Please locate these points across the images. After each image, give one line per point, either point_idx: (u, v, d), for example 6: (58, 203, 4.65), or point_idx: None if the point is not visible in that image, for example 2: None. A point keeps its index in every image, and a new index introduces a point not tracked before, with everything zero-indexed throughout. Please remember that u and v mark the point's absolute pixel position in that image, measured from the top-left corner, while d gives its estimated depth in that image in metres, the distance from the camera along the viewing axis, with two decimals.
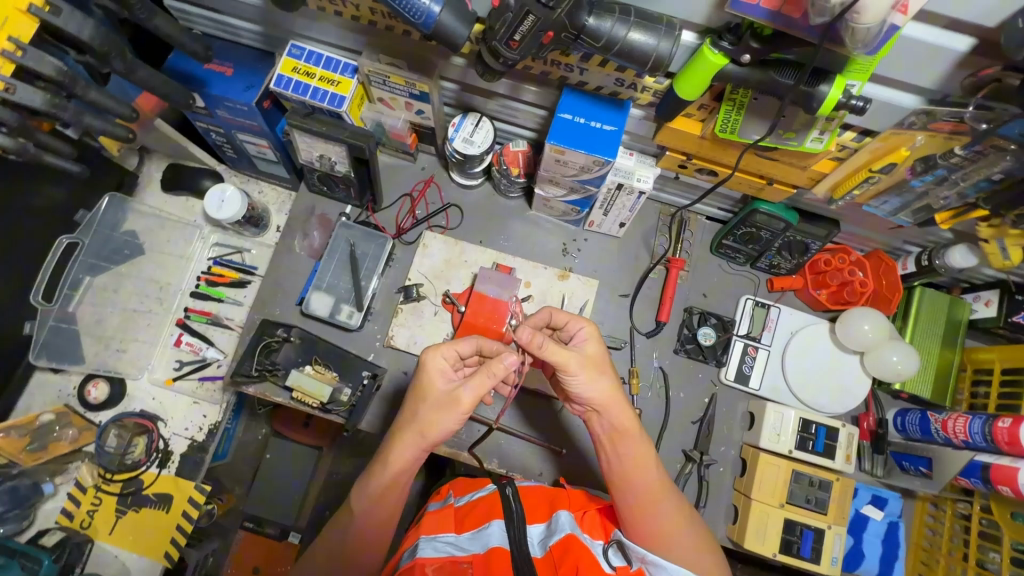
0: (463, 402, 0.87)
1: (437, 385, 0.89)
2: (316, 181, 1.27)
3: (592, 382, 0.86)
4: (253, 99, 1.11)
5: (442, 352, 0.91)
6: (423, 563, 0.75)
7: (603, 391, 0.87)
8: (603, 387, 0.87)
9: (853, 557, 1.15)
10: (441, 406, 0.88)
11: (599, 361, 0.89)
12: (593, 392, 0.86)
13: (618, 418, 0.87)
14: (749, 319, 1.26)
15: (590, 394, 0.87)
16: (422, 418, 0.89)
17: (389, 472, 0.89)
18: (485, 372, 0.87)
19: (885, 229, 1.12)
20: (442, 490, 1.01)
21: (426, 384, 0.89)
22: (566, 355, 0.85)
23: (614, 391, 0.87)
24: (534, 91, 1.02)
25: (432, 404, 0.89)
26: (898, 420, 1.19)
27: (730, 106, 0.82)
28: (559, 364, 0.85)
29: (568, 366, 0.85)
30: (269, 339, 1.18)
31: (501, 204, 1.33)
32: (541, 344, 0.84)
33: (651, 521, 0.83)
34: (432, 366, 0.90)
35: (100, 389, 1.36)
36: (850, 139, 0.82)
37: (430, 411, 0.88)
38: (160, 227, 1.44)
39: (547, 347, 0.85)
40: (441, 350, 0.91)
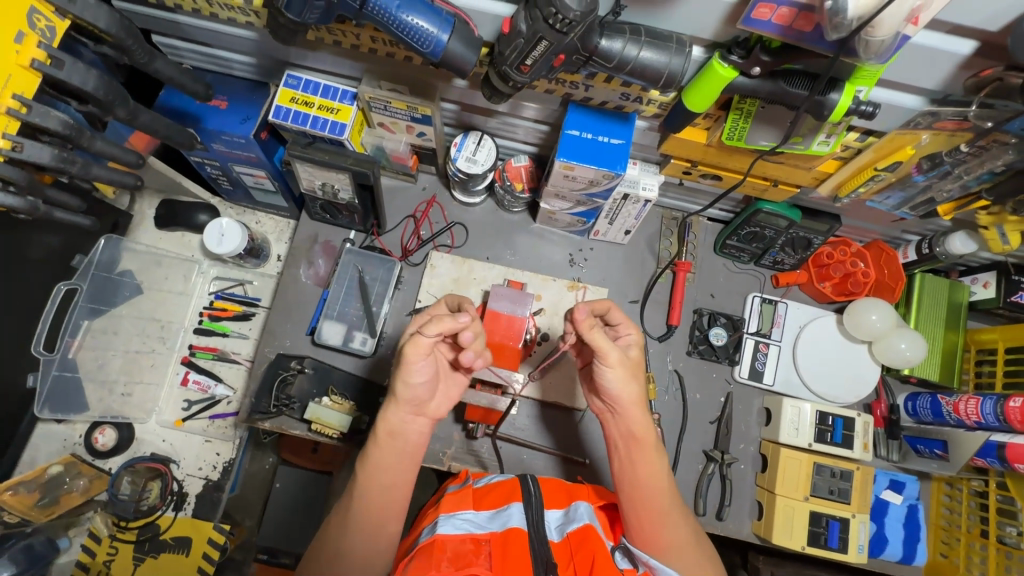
0: (425, 357, 0.82)
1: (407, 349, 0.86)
2: (318, 209, 1.26)
3: (624, 383, 0.83)
4: (250, 131, 1.09)
5: (420, 319, 0.88)
6: (443, 540, 0.75)
7: (630, 395, 0.83)
8: (633, 392, 0.83)
9: (878, 543, 1.17)
10: (412, 367, 0.84)
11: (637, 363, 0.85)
12: (619, 393, 0.83)
13: (636, 424, 0.84)
14: (758, 316, 1.28)
15: (616, 392, 0.83)
16: (397, 384, 0.84)
17: (382, 439, 0.85)
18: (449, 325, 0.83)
19: (886, 221, 1.15)
20: (460, 473, 1.00)
21: (403, 351, 0.87)
22: (609, 348, 0.81)
23: (641, 397, 0.84)
24: (536, 108, 1.03)
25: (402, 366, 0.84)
26: (909, 404, 1.21)
27: (737, 115, 0.83)
28: (600, 352, 0.81)
29: (607, 357, 0.81)
30: (285, 373, 1.18)
31: (504, 219, 1.33)
32: (588, 331, 0.81)
33: (654, 529, 0.82)
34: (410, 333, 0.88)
35: (107, 435, 1.32)
36: (854, 138, 0.84)
37: (403, 374, 0.84)
38: (157, 263, 1.39)
39: (595, 336, 0.81)
40: (418, 316, 0.88)
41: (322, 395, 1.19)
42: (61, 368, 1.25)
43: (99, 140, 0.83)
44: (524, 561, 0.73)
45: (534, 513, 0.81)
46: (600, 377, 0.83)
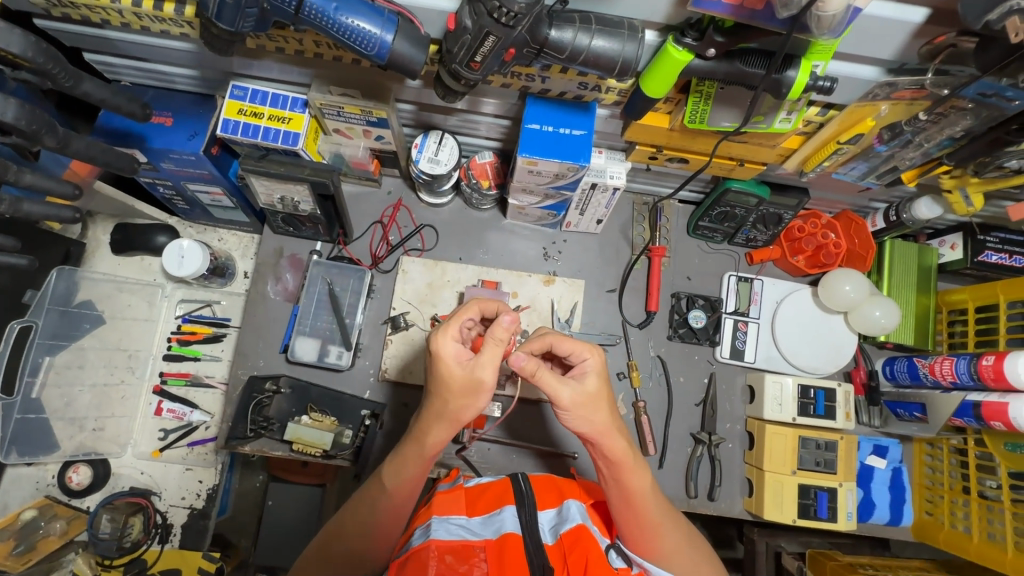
0: (484, 385, 0.74)
1: (453, 372, 0.74)
2: (280, 222, 1.22)
3: (586, 420, 0.76)
4: (199, 148, 1.05)
5: (453, 336, 0.75)
6: (437, 545, 0.72)
7: (597, 426, 0.77)
8: (599, 421, 0.76)
9: (867, 508, 1.20)
10: (465, 393, 0.75)
11: (595, 396, 0.76)
12: (586, 426, 0.77)
13: (612, 449, 0.77)
14: (735, 295, 1.28)
15: (582, 427, 0.77)
16: (450, 410, 0.77)
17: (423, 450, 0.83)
18: (492, 340, 0.74)
19: (854, 191, 1.15)
20: (452, 472, 0.99)
21: (444, 374, 0.75)
22: (558, 387, 0.75)
23: (610, 426, 0.77)
24: (494, 103, 1.00)
25: (455, 389, 0.75)
26: (887, 369, 1.23)
27: (697, 98, 0.82)
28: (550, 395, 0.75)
29: (558, 400, 0.75)
30: (259, 396, 1.14)
31: (474, 217, 1.30)
32: (534, 372, 0.74)
33: (648, 537, 0.81)
34: (445, 353, 0.74)
35: (82, 473, 1.29)
36: (816, 114, 0.83)
37: (456, 397, 0.76)
38: (118, 290, 1.33)
39: (542, 377, 0.75)
40: (451, 333, 0.75)
41: (301, 413, 1.16)
42: (24, 410, 1.19)
43: (28, 173, 0.79)
44: (519, 565, 0.71)
45: (527, 515, 0.79)
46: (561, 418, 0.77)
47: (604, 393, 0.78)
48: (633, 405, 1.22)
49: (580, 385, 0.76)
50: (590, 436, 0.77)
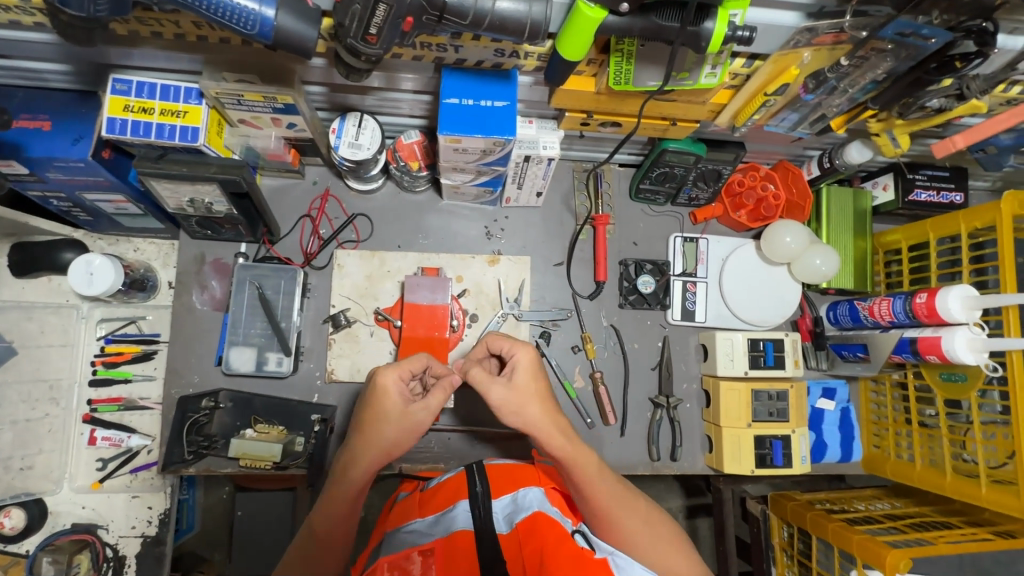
0: (421, 422, 0.80)
1: (395, 406, 0.80)
2: (195, 226, 1.12)
3: (521, 414, 0.79)
4: (87, 153, 0.94)
5: (399, 370, 0.82)
6: (389, 561, 0.72)
7: (533, 421, 0.78)
8: (533, 416, 0.78)
9: (819, 449, 1.25)
10: (397, 424, 0.79)
11: (523, 387, 0.80)
12: (522, 421, 0.79)
13: (553, 440, 0.79)
14: (682, 256, 1.28)
15: (520, 421, 0.80)
16: (379, 439, 0.80)
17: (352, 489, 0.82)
18: (445, 389, 0.82)
19: (789, 141, 1.14)
20: (410, 477, 1.01)
21: (380, 404, 0.80)
22: (487, 384, 0.79)
23: (543, 419, 0.79)
24: (412, 78, 0.92)
25: (387, 424, 0.79)
26: (830, 314, 1.26)
27: (619, 58, 0.77)
28: (486, 394, 0.79)
29: (490, 393, 0.79)
30: (195, 415, 1.07)
31: (409, 201, 1.23)
32: (468, 370, 0.82)
33: (615, 517, 0.80)
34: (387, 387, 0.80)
35: (15, 517, 1.17)
36: (741, 65, 0.80)
37: (383, 430, 0.80)
38: (27, 317, 1.18)
39: (473, 376, 0.80)
40: (399, 369, 0.82)
41: (246, 427, 1.11)
42: None
43: None
44: (471, 560, 0.71)
45: (479, 508, 0.78)
46: (498, 418, 0.80)
47: (535, 386, 0.80)
48: (590, 377, 1.21)
49: (510, 381, 0.80)
50: (525, 431, 0.79)
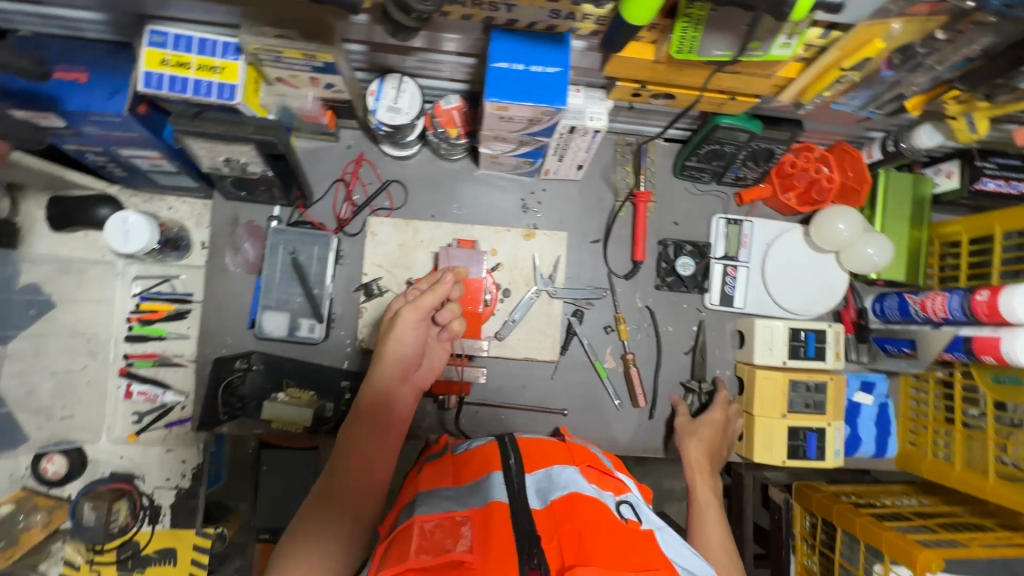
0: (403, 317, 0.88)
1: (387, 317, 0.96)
2: (229, 186, 1.10)
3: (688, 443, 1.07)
4: (123, 108, 0.92)
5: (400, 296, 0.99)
6: (422, 522, 0.71)
7: (695, 456, 1.05)
8: (697, 454, 1.05)
9: (853, 443, 1.22)
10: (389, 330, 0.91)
11: (703, 425, 1.10)
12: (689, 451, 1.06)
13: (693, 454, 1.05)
14: (724, 239, 1.22)
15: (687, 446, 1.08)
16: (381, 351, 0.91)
17: (376, 420, 0.85)
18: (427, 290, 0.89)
19: (854, 121, 1.07)
20: (441, 439, 1.03)
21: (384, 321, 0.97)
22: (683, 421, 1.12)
23: (699, 452, 1.05)
24: (456, 39, 0.87)
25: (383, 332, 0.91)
26: (876, 307, 1.21)
27: (686, 23, 0.71)
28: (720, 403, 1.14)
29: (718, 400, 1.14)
30: (230, 376, 1.09)
31: (444, 169, 1.20)
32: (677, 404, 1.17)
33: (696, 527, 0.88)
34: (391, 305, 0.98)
35: (56, 463, 1.20)
36: (816, 36, 0.74)
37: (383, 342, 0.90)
38: (63, 271, 1.20)
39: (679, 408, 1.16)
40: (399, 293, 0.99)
41: (277, 390, 1.11)
42: None
43: None
44: (509, 530, 0.69)
45: (512, 480, 0.79)
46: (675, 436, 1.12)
47: (716, 437, 1.09)
48: (621, 358, 1.20)
49: (698, 420, 1.11)
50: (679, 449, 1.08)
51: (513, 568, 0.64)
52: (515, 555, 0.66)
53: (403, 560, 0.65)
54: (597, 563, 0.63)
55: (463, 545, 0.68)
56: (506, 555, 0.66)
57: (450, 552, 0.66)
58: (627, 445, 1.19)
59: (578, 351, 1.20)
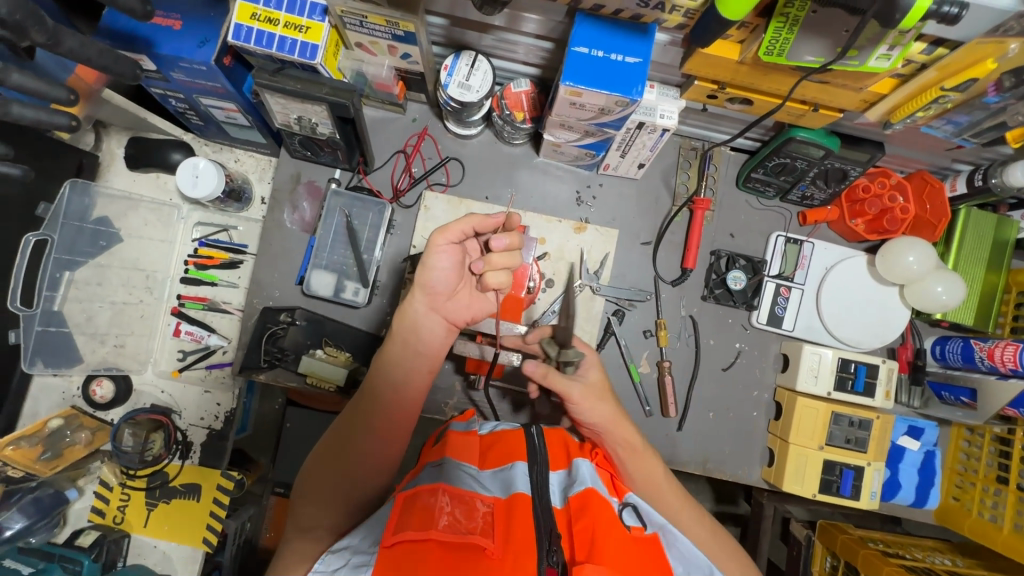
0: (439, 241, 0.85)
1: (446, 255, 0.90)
2: (296, 145, 1.12)
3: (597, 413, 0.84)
4: (210, 58, 0.95)
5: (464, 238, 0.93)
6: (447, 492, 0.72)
7: (600, 418, 0.84)
8: (602, 414, 0.84)
9: (891, 488, 1.15)
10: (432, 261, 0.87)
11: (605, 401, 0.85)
12: (590, 417, 0.84)
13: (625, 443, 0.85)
14: (781, 258, 1.18)
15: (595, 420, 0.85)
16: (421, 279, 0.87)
17: (395, 380, 0.84)
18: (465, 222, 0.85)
19: (940, 149, 1.01)
20: (467, 413, 1.00)
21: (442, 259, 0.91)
22: (567, 385, 0.84)
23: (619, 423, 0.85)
24: (536, 20, 0.87)
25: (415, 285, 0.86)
26: (937, 349, 1.15)
27: (781, 23, 0.68)
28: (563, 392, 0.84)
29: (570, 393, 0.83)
30: (274, 327, 1.11)
31: (504, 152, 1.20)
32: (545, 374, 0.84)
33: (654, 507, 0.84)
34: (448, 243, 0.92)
35: (105, 387, 1.30)
36: (919, 51, 0.70)
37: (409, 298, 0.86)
38: (133, 209, 1.31)
39: (551, 377, 0.84)
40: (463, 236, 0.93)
41: (316, 347, 1.13)
42: (46, 322, 1.22)
43: (15, 70, 0.72)
44: (530, 524, 0.70)
45: (538, 477, 0.78)
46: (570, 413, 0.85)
47: (602, 383, 0.88)
48: (657, 364, 1.17)
49: (585, 380, 0.86)
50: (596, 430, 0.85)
51: (531, 565, 0.65)
52: (534, 552, 0.66)
53: (427, 528, 0.65)
54: (607, 563, 0.64)
55: (484, 530, 0.68)
56: (524, 549, 0.66)
57: (471, 535, 0.66)
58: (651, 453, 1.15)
59: (614, 351, 1.17)
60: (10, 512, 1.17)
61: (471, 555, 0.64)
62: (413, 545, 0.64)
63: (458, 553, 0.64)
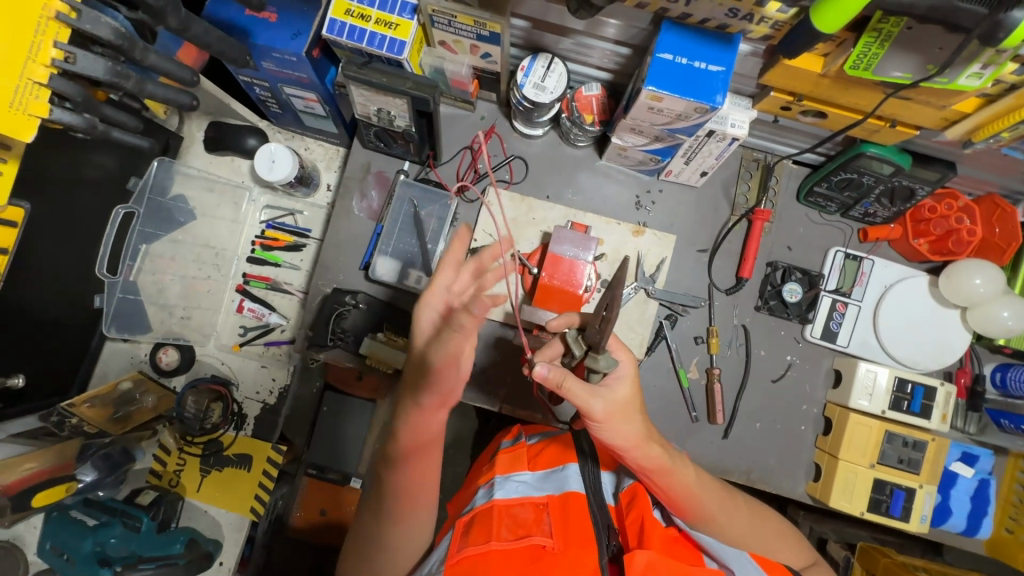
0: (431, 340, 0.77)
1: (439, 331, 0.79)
2: (371, 136, 1.18)
3: (621, 431, 0.74)
4: (303, 49, 0.98)
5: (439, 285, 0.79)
6: (502, 504, 0.73)
7: (630, 438, 0.74)
8: (631, 433, 0.74)
9: (941, 514, 1.13)
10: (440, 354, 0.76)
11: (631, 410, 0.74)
12: (617, 438, 0.74)
13: (644, 460, 0.75)
14: (839, 273, 1.18)
15: (620, 441, 0.74)
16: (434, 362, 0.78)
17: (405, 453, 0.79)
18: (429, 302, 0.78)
19: (1015, 172, 1.00)
20: (512, 428, 1.01)
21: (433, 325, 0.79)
22: (588, 400, 0.72)
23: (640, 439, 0.75)
24: (618, 25, 0.90)
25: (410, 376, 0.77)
26: (998, 376, 1.13)
27: (872, 38, 0.70)
28: (585, 410, 0.72)
29: (592, 413, 0.72)
30: (339, 307, 1.16)
31: (567, 154, 1.23)
32: (562, 381, 0.71)
33: (695, 504, 0.78)
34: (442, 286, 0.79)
35: (170, 354, 1.37)
36: (1011, 72, 0.71)
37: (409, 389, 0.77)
38: (208, 189, 1.38)
39: (570, 387, 0.72)
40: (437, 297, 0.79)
41: (376, 331, 1.17)
42: (124, 292, 1.26)
43: (151, 53, 0.82)
44: (586, 521, 0.71)
45: (591, 475, 0.78)
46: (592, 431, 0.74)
47: (634, 399, 0.76)
48: (706, 371, 1.17)
49: (611, 395, 0.74)
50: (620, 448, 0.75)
51: (592, 561, 0.66)
52: (593, 545, 0.68)
53: (486, 540, 0.68)
54: (655, 548, 0.66)
55: (543, 531, 0.70)
56: (584, 543, 0.68)
57: (530, 537, 0.69)
58: (697, 460, 1.15)
59: (664, 355, 1.18)
60: (83, 465, 1.18)
61: (532, 555, 0.67)
62: (474, 560, 0.67)
63: (520, 556, 0.67)
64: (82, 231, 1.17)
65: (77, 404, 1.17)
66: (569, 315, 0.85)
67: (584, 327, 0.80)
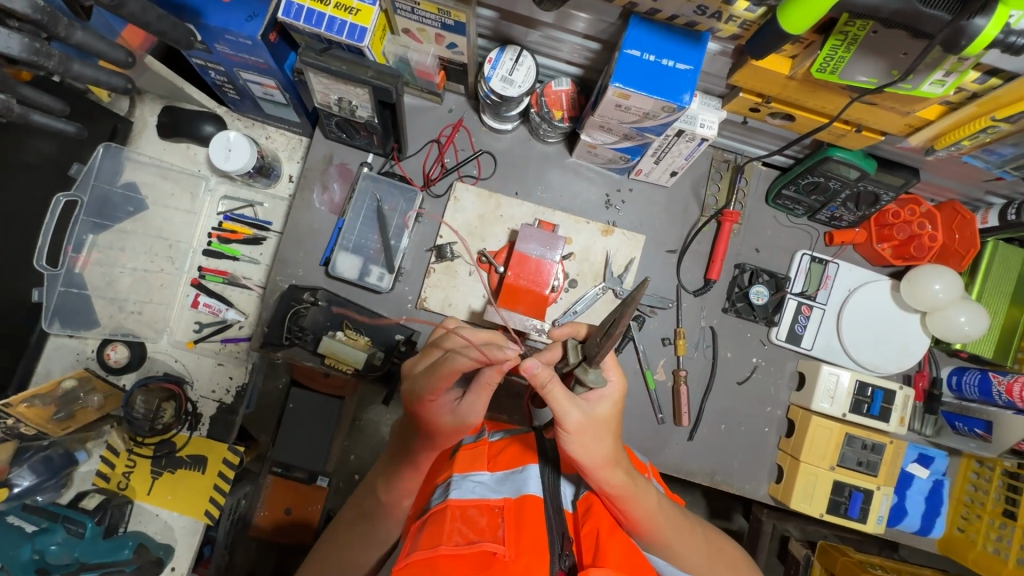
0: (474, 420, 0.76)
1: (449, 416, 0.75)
2: (333, 127, 1.12)
3: (591, 447, 0.73)
4: (258, 31, 0.92)
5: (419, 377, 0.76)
6: (455, 506, 0.69)
7: (598, 457, 0.73)
8: (599, 452, 0.73)
9: (897, 514, 1.15)
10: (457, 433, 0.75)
11: (606, 425, 0.74)
12: (585, 455, 0.73)
13: (606, 483, 0.74)
14: (805, 276, 1.19)
15: (584, 457, 0.73)
16: (442, 422, 0.74)
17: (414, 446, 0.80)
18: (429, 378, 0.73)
19: (977, 179, 1.02)
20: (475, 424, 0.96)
21: (432, 425, 0.75)
22: (566, 406, 0.72)
23: (607, 461, 0.73)
24: (586, 19, 0.87)
25: (445, 435, 0.75)
26: (953, 379, 1.16)
27: (839, 41, 0.68)
28: (557, 418, 0.72)
29: (564, 421, 0.72)
30: (297, 305, 1.11)
31: (537, 149, 1.20)
32: (547, 384, 0.71)
33: (655, 528, 0.78)
34: (435, 410, 0.74)
35: (120, 351, 1.29)
36: (972, 80, 0.71)
37: (441, 439, 0.75)
38: (161, 177, 1.31)
39: (552, 392, 0.72)
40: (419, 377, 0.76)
41: (335, 328, 1.12)
42: (67, 284, 1.22)
43: (79, 30, 0.78)
44: (542, 528, 0.67)
45: (550, 479, 0.76)
46: (559, 438, 0.74)
47: (613, 420, 0.76)
48: (673, 373, 1.16)
49: (589, 409, 0.74)
50: (584, 465, 0.74)
51: (544, 568, 0.63)
52: (546, 555, 0.64)
53: (435, 545, 0.64)
54: (612, 566, 0.63)
55: (495, 537, 0.66)
56: (536, 553, 0.63)
57: (482, 542, 0.64)
58: (662, 461, 1.15)
59: (632, 356, 1.16)
60: (20, 469, 1.14)
61: (482, 561, 0.62)
62: (423, 564, 0.62)
63: (469, 563, 0.62)
64: (16, 220, 1.10)
65: (13, 405, 1.08)
66: (576, 325, 0.83)
67: (586, 339, 0.79)
